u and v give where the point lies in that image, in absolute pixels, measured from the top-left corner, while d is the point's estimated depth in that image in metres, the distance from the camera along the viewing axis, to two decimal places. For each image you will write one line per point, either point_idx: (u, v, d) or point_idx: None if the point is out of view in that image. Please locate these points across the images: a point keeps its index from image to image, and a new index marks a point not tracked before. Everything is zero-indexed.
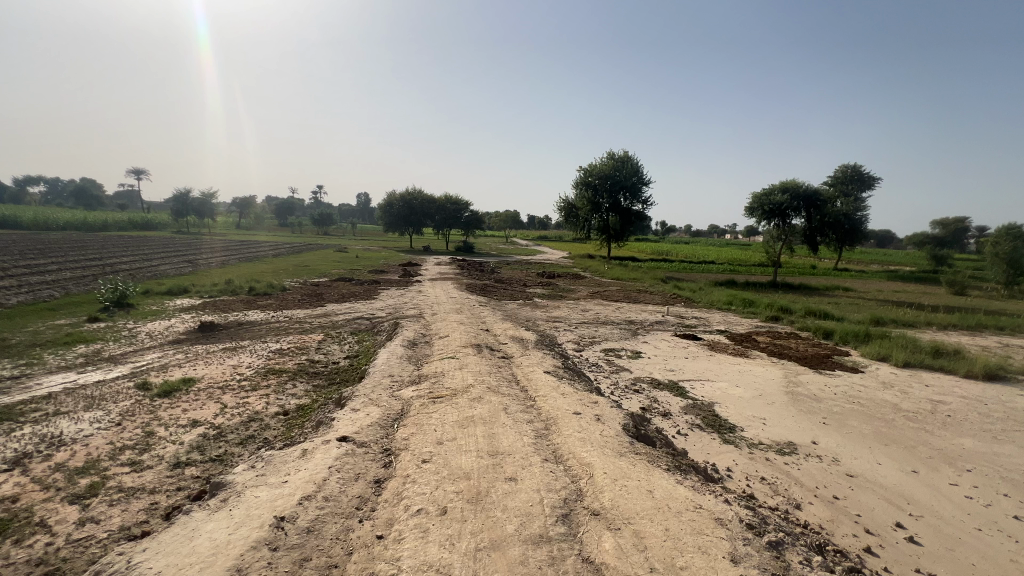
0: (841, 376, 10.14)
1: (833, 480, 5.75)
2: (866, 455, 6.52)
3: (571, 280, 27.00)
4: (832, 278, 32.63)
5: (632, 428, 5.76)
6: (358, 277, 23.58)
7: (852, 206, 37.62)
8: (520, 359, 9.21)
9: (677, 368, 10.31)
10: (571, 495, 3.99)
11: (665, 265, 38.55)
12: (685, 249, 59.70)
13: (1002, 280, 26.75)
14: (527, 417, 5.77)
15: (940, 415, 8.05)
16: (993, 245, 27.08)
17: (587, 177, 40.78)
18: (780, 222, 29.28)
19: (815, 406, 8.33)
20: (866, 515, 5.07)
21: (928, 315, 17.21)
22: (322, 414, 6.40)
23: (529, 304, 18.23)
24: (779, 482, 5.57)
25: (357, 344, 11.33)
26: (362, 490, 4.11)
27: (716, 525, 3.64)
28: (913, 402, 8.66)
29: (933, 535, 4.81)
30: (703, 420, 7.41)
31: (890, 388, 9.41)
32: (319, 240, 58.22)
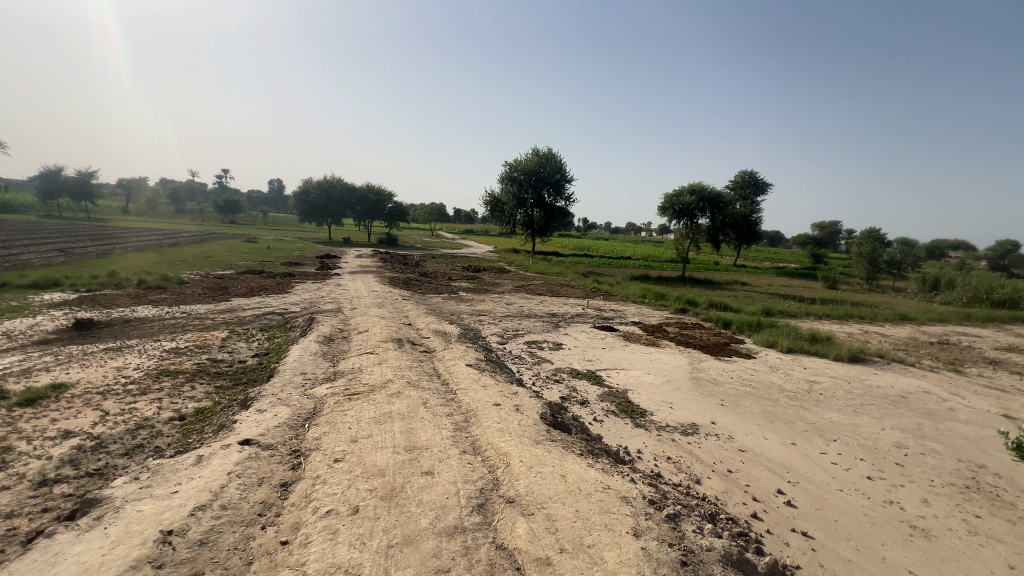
0: (736, 362, 11.26)
1: (728, 456, 6.37)
2: (755, 431, 7.29)
3: (497, 274, 27.26)
4: (731, 273, 36.00)
5: (549, 416, 5.95)
6: (270, 270, 21.97)
7: (749, 209, 41.62)
8: (443, 353, 9.14)
9: (594, 358, 10.80)
10: (487, 485, 4.04)
11: (587, 260, 40.11)
12: (605, 245, 62.53)
13: (864, 276, 31.19)
14: (447, 410, 5.74)
15: (814, 394, 9.22)
16: (858, 246, 31.52)
17: (512, 172, 41.20)
18: (688, 221, 31.66)
19: (714, 389, 9.14)
20: (753, 485, 5.66)
21: (806, 307, 19.60)
22: (225, 417, 5.90)
23: (454, 297, 18.11)
24: (682, 460, 6.06)
25: (268, 341, 10.55)
26: (266, 495, 3.85)
27: (622, 503, 3.88)
28: (793, 383, 9.83)
29: (805, 497, 5.50)
30: (617, 407, 7.86)
31: (776, 371, 10.59)
32: (224, 229, 53.38)
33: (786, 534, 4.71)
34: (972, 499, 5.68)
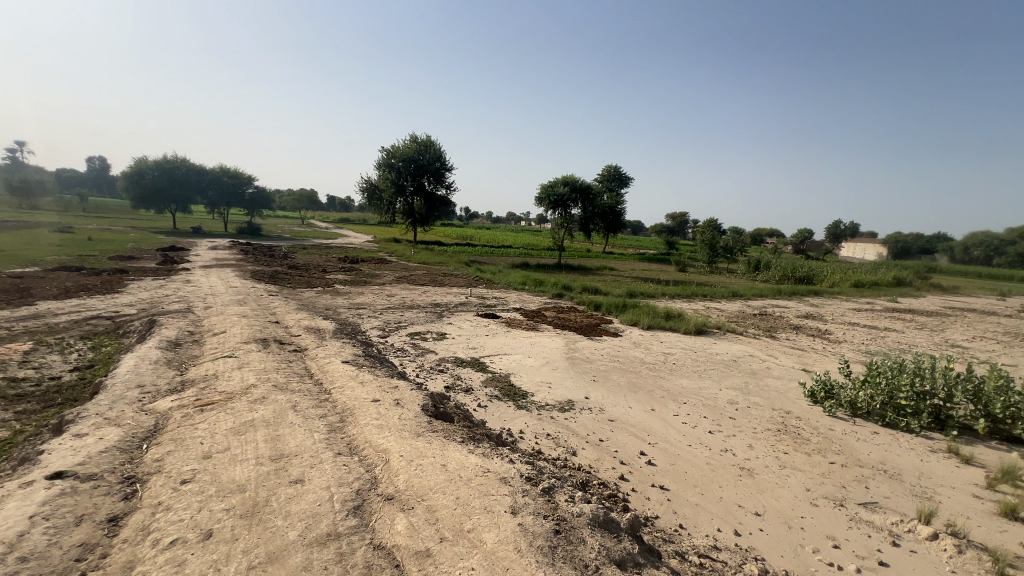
0: (606, 340, 12.34)
1: (599, 426, 6.97)
2: (622, 402, 8.08)
3: (377, 265, 26.11)
4: (601, 260, 39.20)
5: (431, 407, 5.90)
6: (91, 266, 18.22)
7: (614, 201, 45.52)
8: (316, 351, 8.50)
9: (478, 346, 10.97)
10: (364, 485, 3.88)
11: (470, 249, 40.39)
12: (487, 234, 63.57)
13: (706, 260, 36.26)
14: (320, 412, 5.36)
15: (669, 364, 10.51)
16: (701, 234, 36.42)
17: (390, 159, 39.49)
18: (563, 211, 33.56)
19: (588, 367, 9.90)
20: (620, 450, 6.29)
21: (663, 288, 22.15)
22: (29, 448, 4.78)
23: (330, 291, 16.93)
24: (560, 435, 6.47)
25: (91, 352, 8.77)
26: (88, 535, 3.22)
27: (500, 484, 4.02)
28: (652, 356, 11.08)
29: (661, 455, 6.27)
30: (500, 391, 8.08)
31: (638, 347, 11.83)
32: (21, 215, 42.80)
33: (647, 490, 5.32)
34: (781, 439, 7.00)
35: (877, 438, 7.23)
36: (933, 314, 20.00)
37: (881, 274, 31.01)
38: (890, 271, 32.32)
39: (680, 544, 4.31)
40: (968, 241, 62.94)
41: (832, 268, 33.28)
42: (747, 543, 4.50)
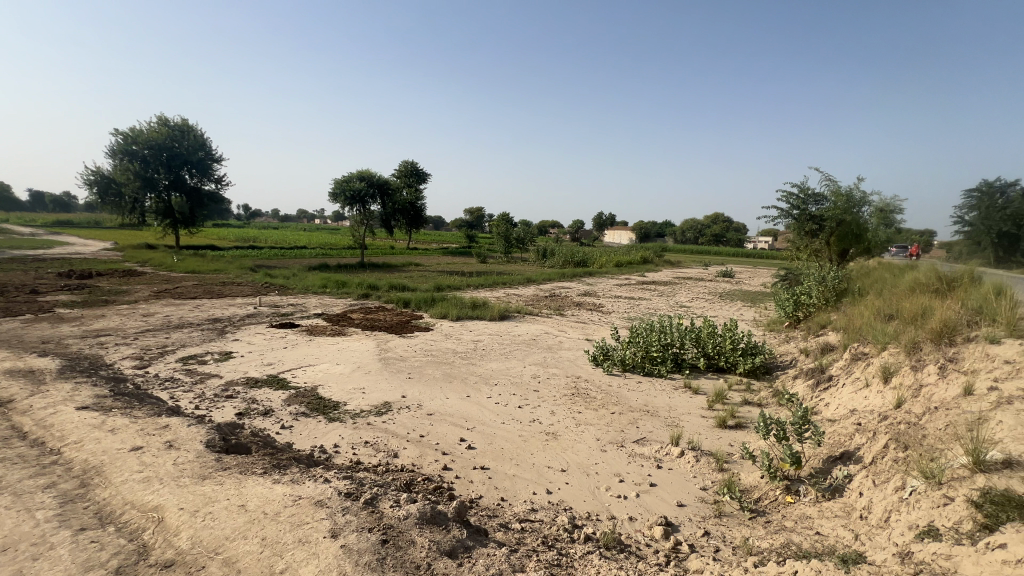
0: (418, 335, 12.35)
1: (419, 423, 6.94)
2: (439, 394, 8.21)
3: (122, 278, 20.61)
4: (406, 256, 38.94)
5: (219, 441, 4.97)
6: None
7: (414, 197, 45.56)
8: (32, 400, 6.28)
9: (275, 361, 9.69)
10: (128, 559, 3.06)
11: (254, 252, 35.30)
12: (275, 235, 56.58)
13: (503, 250, 39.44)
14: (45, 483, 3.98)
15: (479, 350, 11.10)
16: (496, 227, 39.29)
17: (129, 144, 31.49)
18: (361, 207, 32.01)
19: (402, 365, 9.73)
20: (441, 441, 6.39)
21: (467, 280, 23.24)
22: None
23: (46, 318, 12.67)
24: (379, 440, 6.22)
25: None
26: None
27: (317, 508, 3.66)
28: (463, 345, 11.54)
29: (480, 437, 6.61)
30: (307, 406, 7.31)
31: (449, 338, 12.17)
32: None
33: (469, 474, 5.53)
34: (575, 401, 8.13)
35: (641, 386, 9.02)
36: (667, 284, 25.83)
37: (632, 255, 38.64)
38: (638, 252, 40.39)
39: (503, 516, 4.62)
40: (683, 227, 83.24)
41: (600, 252, 39.86)
42: (557, 498, 5.10)
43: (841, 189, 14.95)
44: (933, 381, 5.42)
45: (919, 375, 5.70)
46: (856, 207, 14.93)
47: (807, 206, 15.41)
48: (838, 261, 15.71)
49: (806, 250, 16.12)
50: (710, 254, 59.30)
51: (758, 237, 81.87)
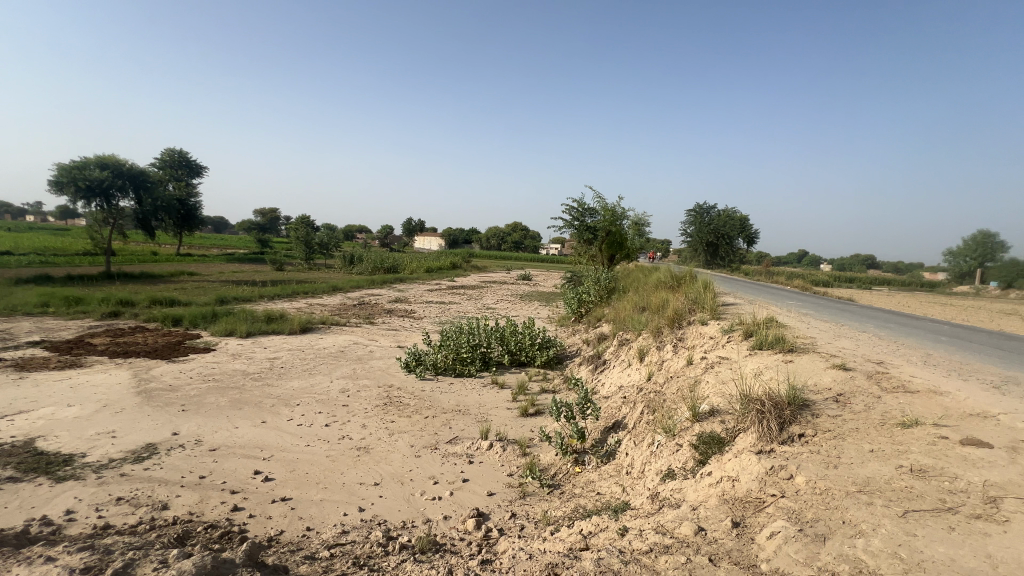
0: (195, 358, 10.34)
1: (198, 462, 5.82)
2: (224, 425, 7.02)
3: None
4: (175, 263, 32.18)
5: None
6: None
7: (183, 193, 37.96)
8: None
9: None
10: None
11: None
12: None
13: (303, 256, 35.90)
14: None
15: (276, 369, 9.88)
16: (294, 231, 35.53)
17: None
18: (104, 203, 25.13)
19: (171, 397, 7.99)
20: (229, 479, 5.48)
21: (259, 290, 20.43)
22: None
23: None
24: (139, 493, 5.00)
25: None
26: None
27: None
28: (256, 364, 10.11)
29: (280, 466, 5.89)
30: (18, 468, 5.40)
31: (238, 358, 10.53)
32: None
33: (266, 509, 4.88)
34: (388, 410, 7.92)
35: (453, 388, 9.32)
36: (475, 288, 27.26)
37: (442, 261, 39.70)
38: (447, 258, 41.61)
39: (309, 547, 4.23)
40: (488, 235, 89.15)
41: (411, 258, 39.76)
42: (370, 514, 4.90)
43: (608, 205, 18.03)
44: (670, 357, 7.01)
45: (662, 354, 7.30)
46: (619, 220, 18.21)
47: (584, 217, 18.11)
48: (608, 265, 18.93)
49: (585, 255, 18.95)
50: (511, 259, 64.72)
51: (550, 244, 92.87)
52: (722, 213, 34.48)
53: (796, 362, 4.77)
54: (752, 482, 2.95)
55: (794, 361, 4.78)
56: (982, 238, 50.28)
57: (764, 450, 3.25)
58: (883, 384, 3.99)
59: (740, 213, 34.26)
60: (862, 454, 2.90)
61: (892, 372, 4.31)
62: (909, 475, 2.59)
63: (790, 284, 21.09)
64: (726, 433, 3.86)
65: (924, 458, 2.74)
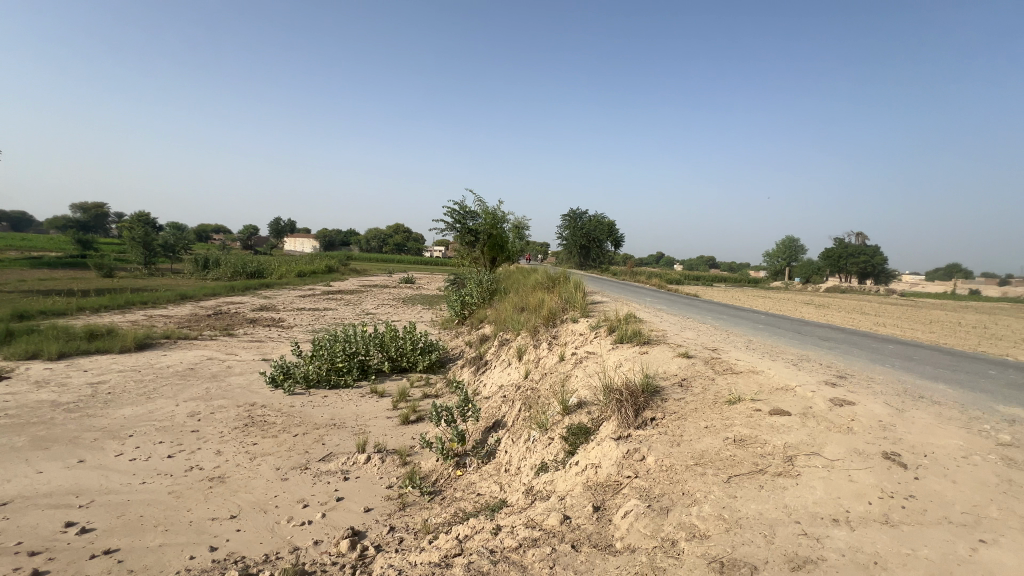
0: None
1: None
2: (21, 471, 5.63)
3: None
4: None
5: None
6: None
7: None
8: None
9: None
10: None
11: None
12: None
13: (141, 261, 30.54)
14: None
15: (100, 396, 8.23)
16: (128, 231, 30.13)
17: None
18: None
19: None
20: (27, 538, 4.40)
21: (78, 301, 16.88)
22: None
23: None
24: None
25: None
26: None
27: None
28: (72, 392, 8.32)
29: (104, 512, 4.90)
30: None
31: (46, 385, 8.56)
32: None
33: (83, 568, 4.02)
34: (248, 432, 7.08)
35: (327, 401, 8.66)
36: (353, 292, 25.80)
37: (316, 264, 36.88)
38: (322, 261, 38.71)
39: None
40: (368, 236, 85.18)
41: (279, 262, 36.24)
42: (224, 553, 4.31)
43: (488, 209, 18.36)
44: (546, 354, 7.35)
45: (538, 352, 7.61)
46: (499, 224, 18.65)
47: (466, 220, 18.19)
48: (490, 267, 19.27)
49: (467, 258, 19.04)
50: (392, 262, 62.63)
51: (433, 247, 91.95)
52: (593, 218, 37.41)
53: (650, 352, 5.32)
54: (612, 467, 3.20)
55: (649, 352, 5.33)
56: (789, 243, 61.86)
57: (622, 436, 3.55)
58: (715, 367, 4.64)
59: (607, 218, 37.46)
60: (698, 431, 3.32)
61: (723, 357, 5.04)
62: (732, 444, 3.04)
63: (650, 283, 23.63)
64: (592, 423, 4.15)
65: (743, 428, 3.23)
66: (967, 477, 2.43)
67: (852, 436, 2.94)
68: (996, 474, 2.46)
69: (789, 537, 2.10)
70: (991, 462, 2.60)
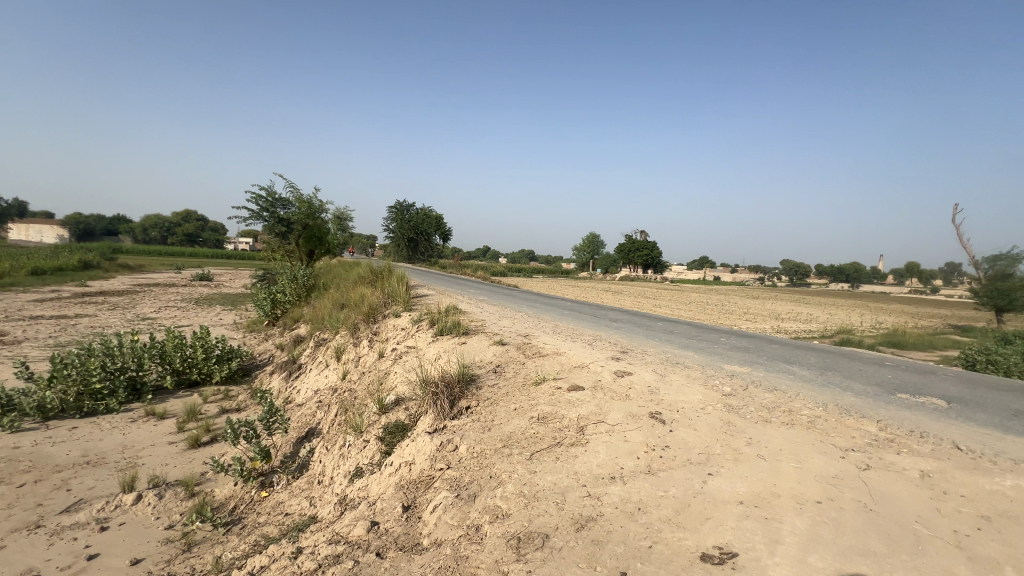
0: None
1: None
2: None
3: None
4: None
5: None
6: None
7: None
8: None
9: None
10: None
11: None
12: None
13: None
14: None
15: None
16: None
17: None
18: None
19: None
20: None
21: None
22: None
23: None
24: None
25: None
26: None
27: None
28: None
29: None
30: None
31: None
32: None
33: None
34: None
35: (75, 433, 6.73)
36: (121, 293, 20.66)
37: (62, 258, 28.45)
38: (72, 255, 30.07)
39: None
40: (144, 224, 69.30)
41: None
42: None
43: (303, 196, 16.52)
44: (366, 353, 6.96)
45: (358, 350, 7.17)
46: (316, 213, 16.96)
47: (276, 208, 16.00)
48: (306, 261, 17.45)
49: (279, 251, 16.86)
50: (182, 257, 52.45)
51: (238, 238, 79.91)
52: (420, 213, 37.23)
53: (468, 342, 5.46)
54: (425, 462, 3.16)
55: (467, 343, 5.46)
56: (592, 239, 71.25)
57: (438, 428, 3.53)
58: (526, 352, 4.98)
59: (434, 213, 38.05)
60: (508, 414, 3.51)
61: (533, 342, 5.44)
62: (536, 423, 3.27)
63: (476, 275, 24.53)
64: (409, 419, 4.04)
65: (546, 406, 3.52)
66: (703, 424, 3.05)
67: (628, 401, 3.45)
68: (720, 419, 3.16)
69: (576, 500, 2.34)
70: (718, 410, 3.33)
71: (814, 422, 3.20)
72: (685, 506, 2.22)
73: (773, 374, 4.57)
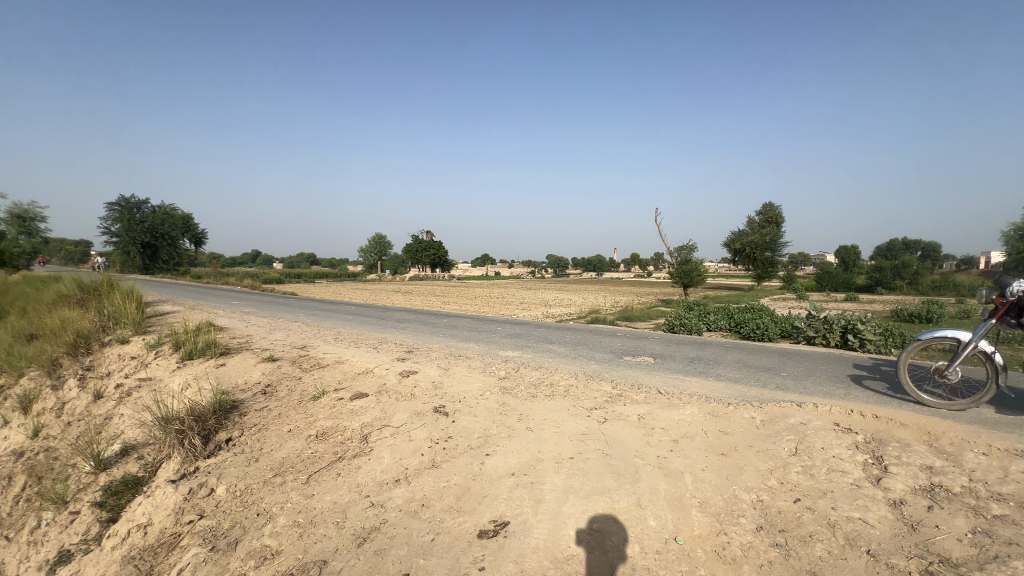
0: None
1: None
2: None
3: None
4: None
5: None
6: None
7: None
8: None
9: None
10: None
11: None
12: None
13: None
14: None
15: None
16: None
17: None
18: None
19: None
20: None
21: None
22: None
23: None
24: None
25: None
26: None
27: None
28: None
29: None
30: None
31: None
32: None
33: None
34: None
35: None
36: None
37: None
38: None
39: None
40: None
41: None
42: None
43: None
44: (75, 396, 5.24)
45: (62, 395, 5.35)
46: None
47: None
48: None
49: None
50: None
51: None
52: (159, 213, 30.17)
53: (228, 364, 4.64)
54: (167, 519, 2.56)
55: (226, 364, 4.63)
56: (378, 240, 69.48)
57: (187, 473, 2.90)
58: (302, 366, 4.51)
59: (179, 213, 31.45)
60: (280, 438, 3.11)
61: (311, 354, 4.97)
62: (313, 441, 2.99)
63: (242, 285, 21.14)
64: (144, 470, 3.20)
65: (326, 421, 3.26)
66: (481, 411, 3.27)
67: (412, 401, 3.46)
68: (497, 401, 3.45)
69: (358, 514, 2.23)
70: (494, 394, 3.63)
71: (568, 390, 3.78)
72: (466, 491, 2.34)
73: (540, 354, 5.25)
